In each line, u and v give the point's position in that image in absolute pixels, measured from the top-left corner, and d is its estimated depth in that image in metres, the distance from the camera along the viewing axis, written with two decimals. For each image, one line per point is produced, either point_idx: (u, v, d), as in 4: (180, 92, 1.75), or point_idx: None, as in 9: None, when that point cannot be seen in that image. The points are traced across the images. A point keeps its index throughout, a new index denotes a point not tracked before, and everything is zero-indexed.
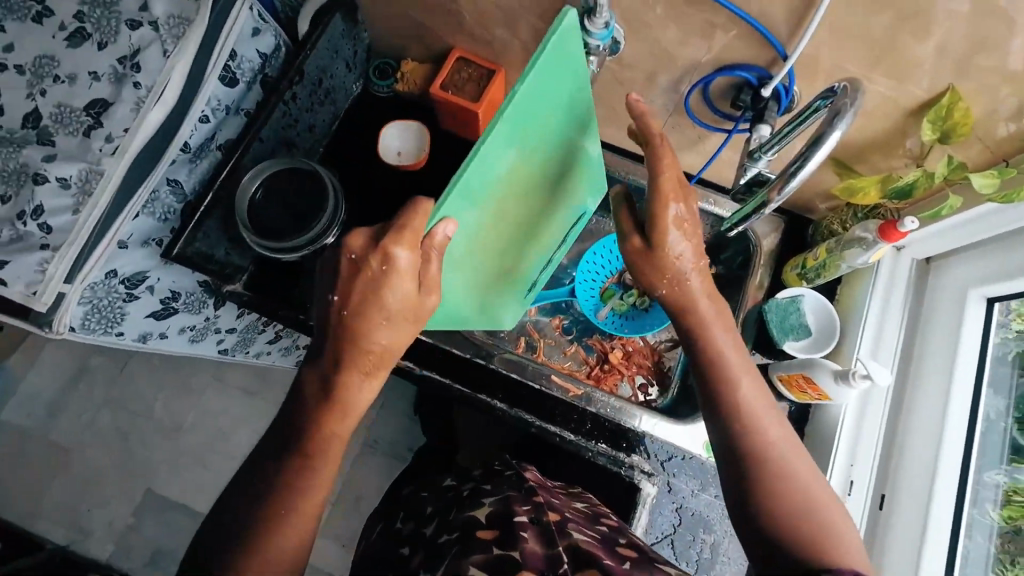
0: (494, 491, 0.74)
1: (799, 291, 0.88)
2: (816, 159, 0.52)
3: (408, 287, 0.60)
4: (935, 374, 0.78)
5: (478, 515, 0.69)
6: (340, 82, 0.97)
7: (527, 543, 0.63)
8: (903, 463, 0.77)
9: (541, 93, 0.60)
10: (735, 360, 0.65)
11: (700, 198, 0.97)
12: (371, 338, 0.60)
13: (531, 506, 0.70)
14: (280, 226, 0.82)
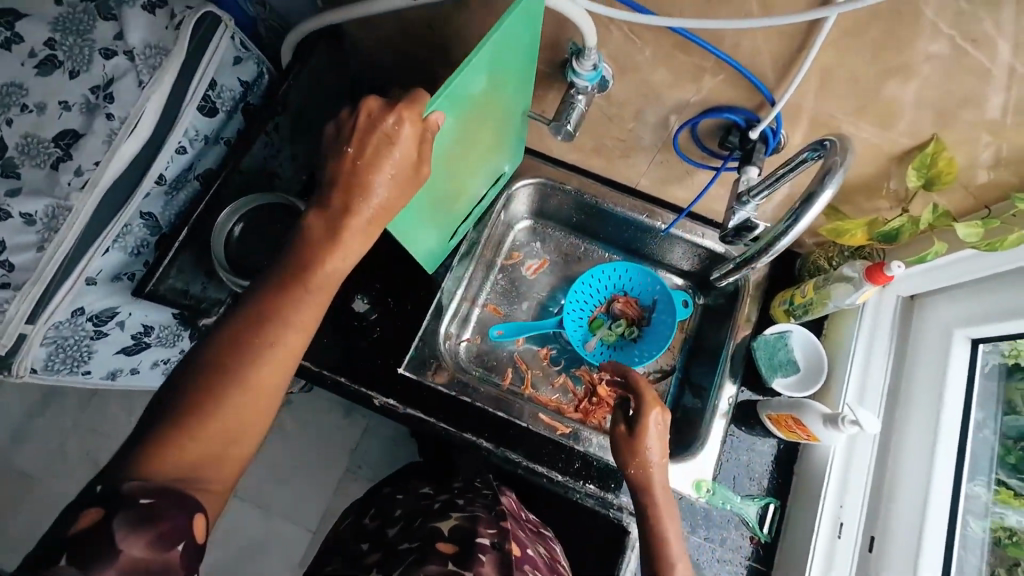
0: (468, 505, 0.74)
1: (787, 326, 0.88)
2: (810, 215, 0.51)
3: (411, 154, 0.57)
4: (923, 416, 0.78)
5: (441, 528, 0.68)
6: (325, 110, 0.95)
7: (484, 568, 0.62)
8: (894, 505, 0.76)
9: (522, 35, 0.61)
10: (660, 482, 0.71)
11: (687, 230, 0.99)
12: (370, 191, 0.57)
13: (497, 530, 0.69)
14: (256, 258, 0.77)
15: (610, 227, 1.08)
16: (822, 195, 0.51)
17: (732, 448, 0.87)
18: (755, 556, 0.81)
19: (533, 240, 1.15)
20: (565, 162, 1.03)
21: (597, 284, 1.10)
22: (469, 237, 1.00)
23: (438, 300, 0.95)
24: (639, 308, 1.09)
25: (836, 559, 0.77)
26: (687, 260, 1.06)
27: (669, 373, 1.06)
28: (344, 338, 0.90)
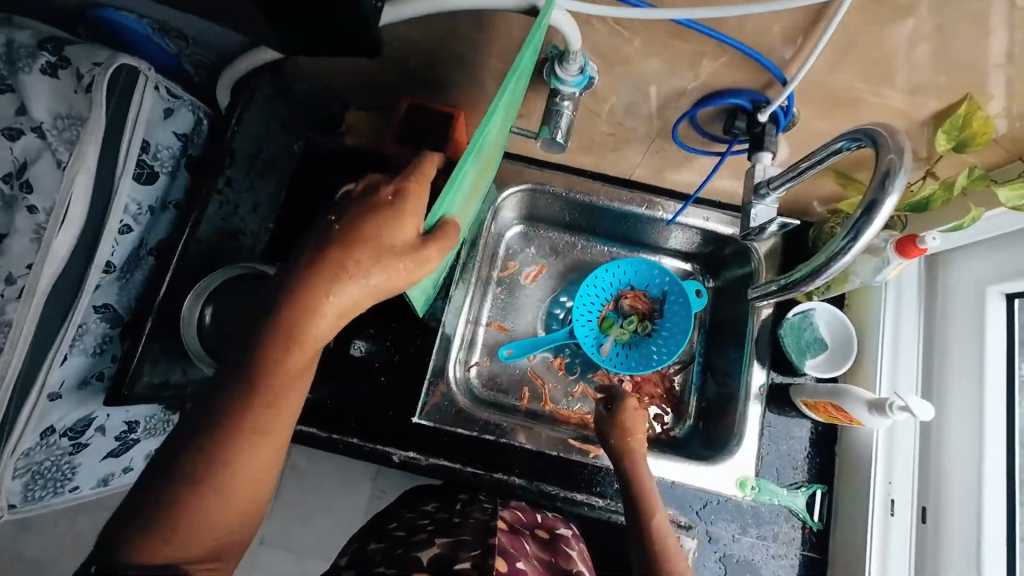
0: (461, 530, 0.67)
1: (810, 304, 0.84)
2: (873, 228, 0.47)
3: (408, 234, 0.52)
4: (963, 379, 0.74)
5: (421, 557, 0.61)
6: (280, 147, 0.85)
7: None
8: (945, 476, 0.74)
9: (522, 81, 0.56)
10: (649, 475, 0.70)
11: (691, 216, 0.94)
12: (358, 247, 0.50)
13: (481, 551, 0.61)
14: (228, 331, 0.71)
15: (606, 222, 1.02)
16: (884, 203, 0.46)
17: (771, 439, 0.84)
18: (808, 545, 0.80)
19: (527, 245, 1.07)
20: (551, 163, 0.96)
21: (602, 282, 1.03)
22: (461, 258, 0.90)
23: (444, 331, 0.87)
24: (649, 302, 1.03)
25: (892, 538, 0.75)
26: (691, 243, 1.01)
27: (689, 363, 1.02)
28: (349, 395, 0.83)
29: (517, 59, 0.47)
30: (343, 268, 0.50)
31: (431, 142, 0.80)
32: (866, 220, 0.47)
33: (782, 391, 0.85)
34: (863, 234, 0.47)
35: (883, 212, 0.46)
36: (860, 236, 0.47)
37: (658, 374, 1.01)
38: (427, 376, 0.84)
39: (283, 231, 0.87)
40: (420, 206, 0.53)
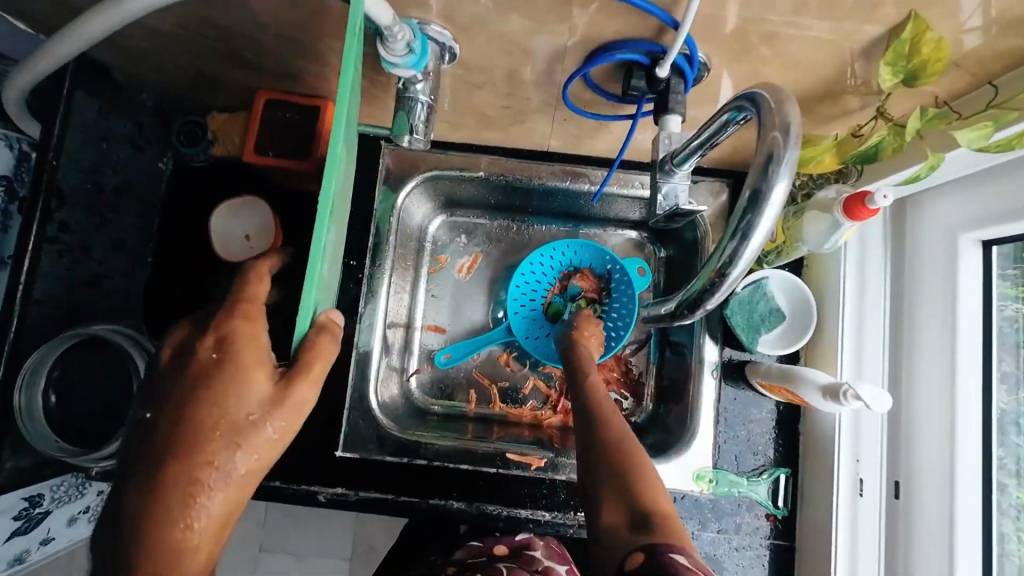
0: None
1: (761, 273, 0.74)
2: (764, 224, 0.41)
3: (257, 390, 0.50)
4: (935, 338, 0.64)
5: None
6: (136, 170, 0.74)
7: None
8: (916, 448, 0.65)
9: (357, 109, 0.51)
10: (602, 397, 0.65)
11: (621, 184, 0.80)
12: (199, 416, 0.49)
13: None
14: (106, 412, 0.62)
15: (536, 202, 0.88)
16: (771, 193, 0.40)
17: (728, 424, 0.76)
18: (775, 533, 0.74)
19: (456, 235, 0.94)
20: (456, 142, 0.83)
21: (537, 266, 0.91)
22: (366, 269, 0.80)
23: (358, 348, 0.79)
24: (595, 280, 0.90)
25: (861, 520, 0.68)
26: (637, 212, 0.87)
27: (647, 339, 0.89)
28: None
29: (343, 66, 0.41)
30: (198, 471, 0.48)
31: (309, 146, 0.70)
32: (753, 217, 0.41)
33: (736, 371, 0.77)
34: (753, 234, 0.41)
35: (774, 204, 0.40)
36: (750, 236, 0.41)
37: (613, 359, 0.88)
38: (346, 404, 0.77)
39: (165, 261, 0.78)
40: (253, 344, 0.52)
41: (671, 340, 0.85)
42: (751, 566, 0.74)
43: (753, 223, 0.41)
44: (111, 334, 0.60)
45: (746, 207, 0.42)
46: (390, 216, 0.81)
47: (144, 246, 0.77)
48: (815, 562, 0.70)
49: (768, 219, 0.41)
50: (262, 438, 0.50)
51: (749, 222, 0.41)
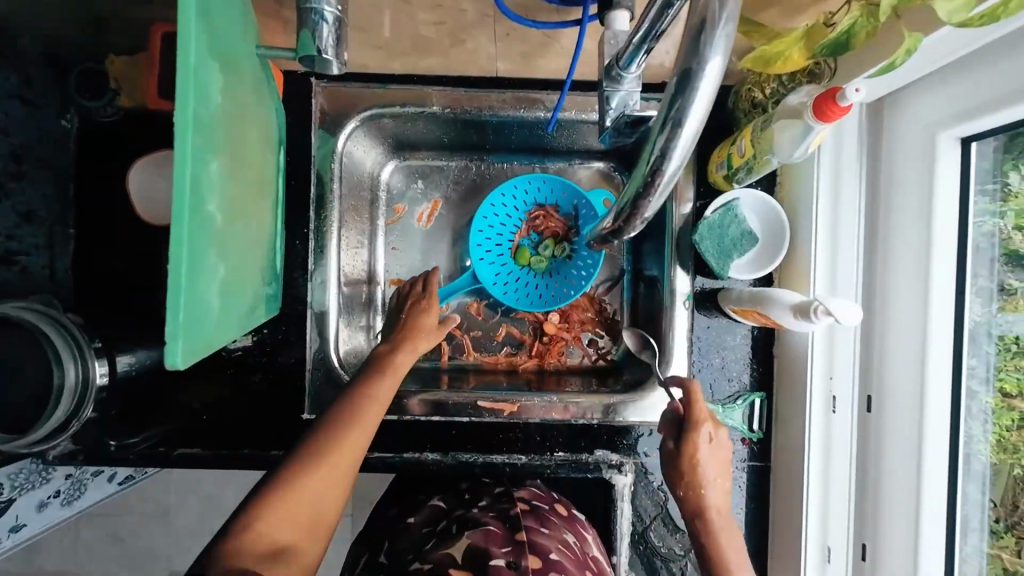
0: (486, 516, 0.62)
1: (731, 194, 0.70)
2: (697, 106, 0.36)
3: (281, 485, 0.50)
4: (909, 246, 0.61)
5: (454, 553, 0.55)
6: (35, 130, 0.66)
7: None
8: (888, 363, 0.63)
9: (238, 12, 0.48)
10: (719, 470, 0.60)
11: (581, 108, 0.73)
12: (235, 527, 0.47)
13: (512, 549, 0.56)
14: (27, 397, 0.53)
15: (491, 136, 0.81)
16: (703, 69, 0.36)
17: (702, 353, 0.75)
18: (751, 455, 0.75)
19: (413, 181, 0.88)
20: (394, 75, 0.75)
21: (500, 205, 0.85)
22: (311, 224, 0.74)
23: (312, 307, 0.74)
24: (562, 219, 0.86)
25: (833, 435, 0.68)
26: (601, 141, 0.79)
27: (619, 279, 0.88)
28: (224, 406, 0.72)
29: None
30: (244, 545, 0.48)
31: None
32: (684, 102, 0.36)
33: (709, 301, 0.74)
34: (687, 118, 0.37)
35: (704, 79, 0.36)
36: (683, 121, 0.37)
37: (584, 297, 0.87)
38: (308, 366, 0.73)
39: (90, 230, 0.71)
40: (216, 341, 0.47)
41: (644, 274, 0.82)
42: (729, 488, 0.75)
43: (685, 109, 0.36)
44: (28, 312, 0.53)
45: (674, 93, 0.37)
46: (331, 161, 0.74)
47: (62, 216, 0.70)
48: (790, 478, 0.70)
49: (700, 98, 0.36)
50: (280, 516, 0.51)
51: (680, 108, 0.37)
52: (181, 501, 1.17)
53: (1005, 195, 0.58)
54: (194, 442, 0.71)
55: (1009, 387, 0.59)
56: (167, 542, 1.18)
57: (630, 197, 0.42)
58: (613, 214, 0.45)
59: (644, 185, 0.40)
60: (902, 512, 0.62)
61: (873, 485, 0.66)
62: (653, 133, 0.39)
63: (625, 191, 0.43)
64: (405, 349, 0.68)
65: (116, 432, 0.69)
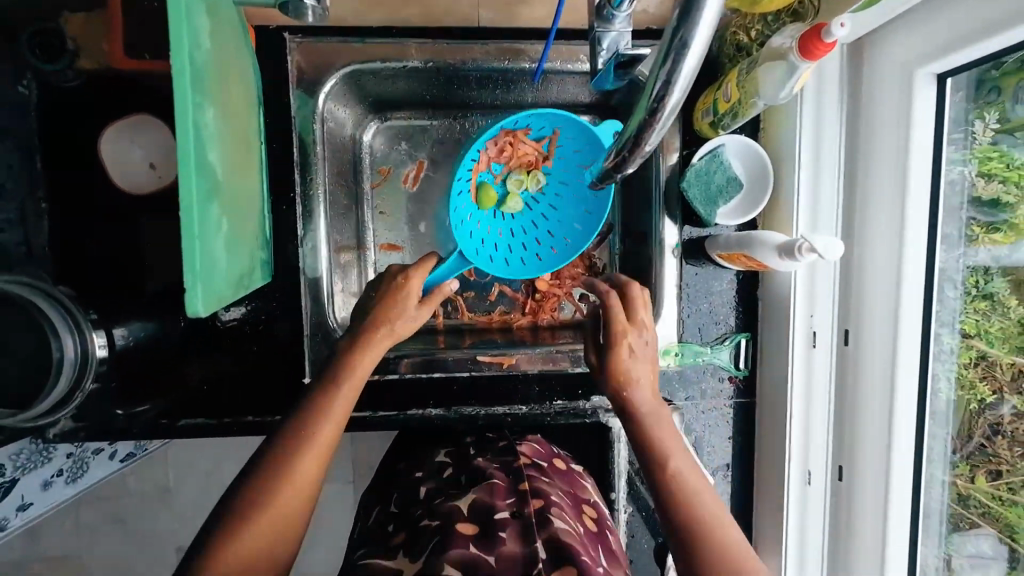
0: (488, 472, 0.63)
1: (716, 141, 0.71)
2: (700, 32, 0.37)
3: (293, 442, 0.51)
4: (886, 185, 0.63)
5: (460, 505, 0.57)
6: None
7: (506, 546, 0.51)
8: (863, 299, 0.67)
9: None
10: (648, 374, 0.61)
11: (566, 58, 0.72)
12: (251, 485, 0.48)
13: (515, 497, 0.58)
14: (23, 374, 0.52)
15: (474, 91, 0.79)
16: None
17: (690, 299, 0.78)
18: (738, 393, 0.80)
19: (396, 143, 0.85)
20: (373, 28, 0.72)
21: (479, 138, 0.69)
22: (297, 188, 0.73)
23: (305, 273, 0.74)
24: (530, 143, 0.75)
25: (813, 368, 0.72)
26: (586, 93, 0.79)
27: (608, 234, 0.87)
28: (224, 376, 0.73)
29: None
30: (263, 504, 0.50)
31: None
32: (688, 31, 0.37)
33: (697, 249, 0.76)
34: (690, 47, 0.37)
35: (710, 3, 0.36)
36: (688, 49, 0.37)
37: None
38: (305, 332, 0.73)
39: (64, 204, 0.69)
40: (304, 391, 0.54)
41: (633, 227, 0.83)
42: (717, 424, 0.80)
43: (688, 40, 0.37)
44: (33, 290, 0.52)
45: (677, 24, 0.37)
46: (312, 123, 0.72)
47: (31, 190, 0.67)
48: (773, 411, 0.76)
49: (704, 24, 0.36)
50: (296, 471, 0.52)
51: (683, 35, 0.37)
52: (183, 477, 1.18)
53: (971, 149, 0.61)
54: (196, 413, 0.72)
55: (969, 328, 0.64)
56: (173, 517, 1.20)
57: (632, 130, 0.43)
58: (614, 149, 0.45)
59: (647, 117, 0.41)
60: (875, 438, 0.67)
61: (849, 415, 0.71)
62: (654, 69, 0.40)
63: (626, 126, 0.44)
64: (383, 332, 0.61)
65: (120, 404, 0.69)
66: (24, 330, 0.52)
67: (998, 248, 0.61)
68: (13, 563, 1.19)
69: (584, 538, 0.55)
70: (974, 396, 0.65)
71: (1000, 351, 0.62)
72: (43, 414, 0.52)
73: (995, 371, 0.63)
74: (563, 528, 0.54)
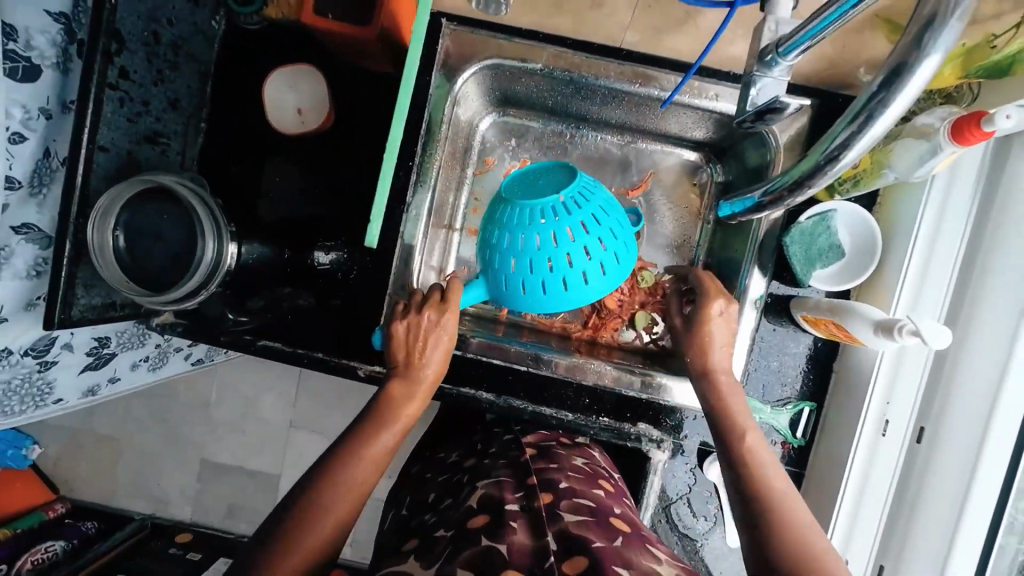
0: (495, 471, 0.66)
1: (831, 204, 0.70)
2: (896, 105, 0.39)
3: (389, 439, 0.57)
4: (1009, 292, 0.60)
5: (471, 501, 0.59)
6: (191, 26, 0.71)
7: (515, 535, 0.53)
8: (951, 400, 0.64)
9: None
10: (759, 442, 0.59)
11: (696, 94, 0.74)
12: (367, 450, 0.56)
13: (524, 493, 0.60)
14: (162, 262, 0.60)
15: (595, 106, 0.82)
16: (920, 66, 0.37)
17: (762, 353, 0.76)
18: (788, 460, 0.78)
19: (508, 139, 0.91)
20: (521, 30, 0.76)
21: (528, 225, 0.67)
22: (417, 158, 0.78)
23: (403, 240, 0.78)
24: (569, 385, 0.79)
25: (879, 458, 0.69)
26: (703, 128, 0.80)
27: (686, 271, 0.90)
28: (307, 313, 0.79)
29: None
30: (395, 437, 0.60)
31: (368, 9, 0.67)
32: (885, 96, 0.39)
33: (780, 307, 0.75)
34: (883, 115, 0.39)
35: (922, 74, 0.37)
36: (882, 114, 0.39)
37: (637, 267, 0.89)
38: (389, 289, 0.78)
39: (221, 129, 0.78)
40: (409, 408, 0.61)
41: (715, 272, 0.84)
42: None
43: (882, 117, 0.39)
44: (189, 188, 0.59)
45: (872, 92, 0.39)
46: (445, 103, 0.78)
47: (195, 112, 0.77)
48: (822, 491, 0.73)
49: (906, 96, 0.38)
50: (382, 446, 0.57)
51: (878, 102, 0.39)
52: (226, 397, 1.28)
53: None
54: (275, 336, 0.77)
55: None
56: (207, 433, 1.30)
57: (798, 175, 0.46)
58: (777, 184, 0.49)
59: (817, 167, 0.44)
60: (932, 549, 0.64)
61: (906, 515, 0.68)
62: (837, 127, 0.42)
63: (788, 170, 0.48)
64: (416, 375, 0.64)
65: (232, 307, 0.74)
66: (178, 224, 0.61)
67: None
68: (69, 431, 1.32)
69: (597, 515, 0.58)
70: None
71: None
72: (169, 302, 0.59)
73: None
74: (575, 521, 0.56)
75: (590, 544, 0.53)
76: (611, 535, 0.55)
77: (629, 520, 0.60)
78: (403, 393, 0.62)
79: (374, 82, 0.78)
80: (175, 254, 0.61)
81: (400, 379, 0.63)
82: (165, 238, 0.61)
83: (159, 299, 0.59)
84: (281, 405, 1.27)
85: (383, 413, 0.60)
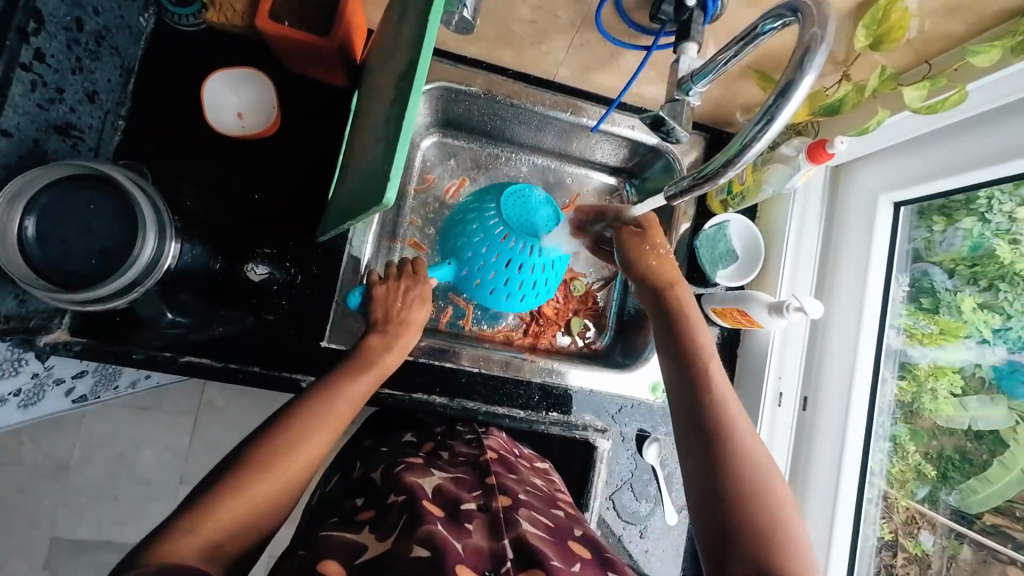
0: (451, 466, 0.66)
1: (725, 216, 0.85)
2: (787, 111, 0.47)
3: (358, 388, 0.63)
4: (850, 285, 0.79)
5: (424, 487, 0.59)
6: (116, 18, 0.67)
7: (471, 537, 0.54)
8: (825, 371, 0.80)
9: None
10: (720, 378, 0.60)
11: (617, 122, 0.87)
12: (330, 404, 0.60)
13: (483, 491, 0.61)
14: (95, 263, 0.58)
15: (529, 131, 0.92)
16: (800, 82, 0.46)
17: None
18: None
19: (445, 158, 0.95)
20: (466, 57, 0.85)
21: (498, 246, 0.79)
22: None
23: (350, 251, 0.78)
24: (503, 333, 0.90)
25: (778, 423, 0.82)
26: (619, 154, 0.94)
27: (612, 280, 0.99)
28: (239, 325, 0.73)
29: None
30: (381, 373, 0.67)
31: (325, 22, 0.70)
32: (782, 101, 0.47)
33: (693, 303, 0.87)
34: (779, 117, 0.47)
35: (800, 91, 0.46)
36: (774, 120, 0.47)
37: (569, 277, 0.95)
38: (336, 296, 0.77)
39: (140, 128, 0.73)
40: (394, 357, 0.69)
41: None
42: None
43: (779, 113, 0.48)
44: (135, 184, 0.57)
45: (775, 94, 0.48)
46: None
47: (111, 108, 0.71)
48: None
49: (796, 100, 0.46)
50: (341, 407, 0.61)
51: (778, 106, 0.47)
52: (97, 451, 1.05)
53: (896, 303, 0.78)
54: (200, 349, 0.71)
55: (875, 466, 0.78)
56: (62, 502, 1.04)
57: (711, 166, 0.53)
58: (689, 178, 0.55)
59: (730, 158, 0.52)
60: (825, 501, 0.77)
61: (801, 474, 0.81)
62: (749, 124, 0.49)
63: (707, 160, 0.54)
64: (394, 329, 0.71)
65: (171, 307, 0.71)
66: (117, 224, 0.59)
67: (900, 393, 0.77)
68: None
69: (555, 536, 0.58)
70: (894, 483, 0.77)
71: (896, 492, 0.77)
72: (83, 301, 0.55)
73: (893, 512, 0.77)
74: (532, 531, 0.57)
75: (547, 561, 0.53)
76: (569, 559, 0.55)
77: (590, 544, 0.60)
78: (379, 344, 0.69)
79: (319, 94, 0.79)
80: (105, 247, 0.59)
81: (380, 333, 0.69)
82: (97, 235, 0.59)
83: (78, 300, 0.55)
84: (172, 455, 1.09)
85: (358, 364, 0.66)
